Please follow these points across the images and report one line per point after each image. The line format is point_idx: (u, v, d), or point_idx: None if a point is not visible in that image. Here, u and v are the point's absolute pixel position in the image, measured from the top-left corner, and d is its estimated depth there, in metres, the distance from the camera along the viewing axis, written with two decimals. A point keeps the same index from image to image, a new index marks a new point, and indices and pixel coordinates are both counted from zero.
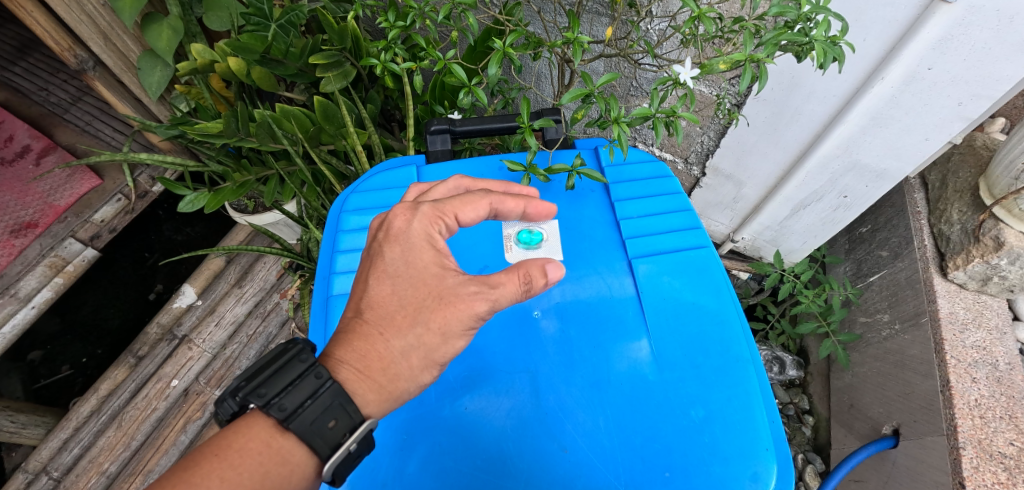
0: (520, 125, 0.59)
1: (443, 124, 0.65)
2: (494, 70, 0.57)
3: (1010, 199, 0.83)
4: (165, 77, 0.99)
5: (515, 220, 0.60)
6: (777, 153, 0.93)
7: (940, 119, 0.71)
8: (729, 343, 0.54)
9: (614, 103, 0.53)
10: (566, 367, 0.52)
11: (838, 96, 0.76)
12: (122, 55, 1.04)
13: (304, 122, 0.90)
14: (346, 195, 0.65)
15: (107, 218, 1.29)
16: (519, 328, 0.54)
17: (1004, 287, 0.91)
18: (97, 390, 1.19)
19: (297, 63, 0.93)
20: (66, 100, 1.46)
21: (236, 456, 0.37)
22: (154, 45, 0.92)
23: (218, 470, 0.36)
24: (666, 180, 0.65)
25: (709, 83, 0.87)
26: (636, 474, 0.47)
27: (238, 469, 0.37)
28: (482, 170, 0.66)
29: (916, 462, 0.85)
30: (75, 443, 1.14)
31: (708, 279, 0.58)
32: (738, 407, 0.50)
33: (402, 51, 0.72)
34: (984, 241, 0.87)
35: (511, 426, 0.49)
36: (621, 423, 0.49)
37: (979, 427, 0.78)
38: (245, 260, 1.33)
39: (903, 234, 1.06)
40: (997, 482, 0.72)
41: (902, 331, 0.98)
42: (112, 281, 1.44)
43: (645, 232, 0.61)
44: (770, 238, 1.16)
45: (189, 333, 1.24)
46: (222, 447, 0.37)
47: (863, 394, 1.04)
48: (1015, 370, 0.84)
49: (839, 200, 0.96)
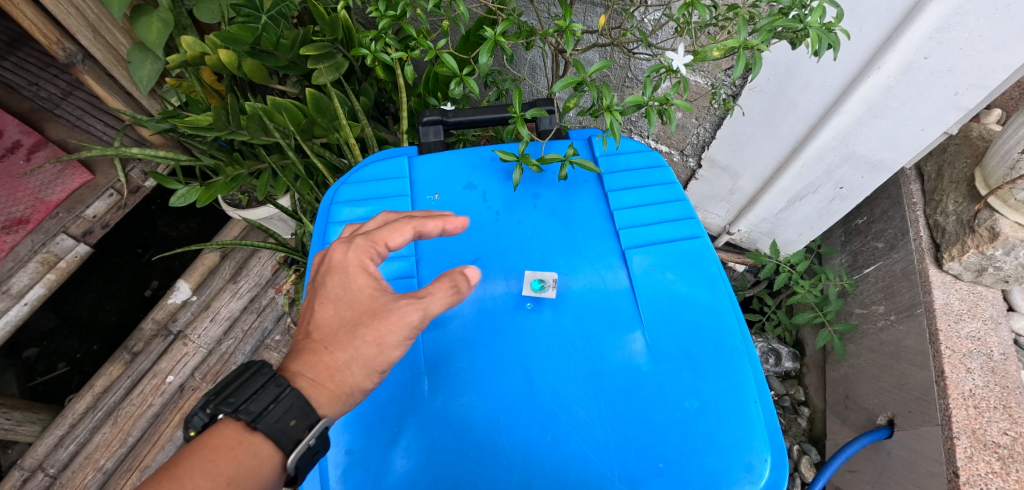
0: (512, 114, 0.58)
1: (435, 115, 0.66)
2: (484, 59, 0.56)
3: (1006, 189, 0.83)
4: (156, 70, 0.97)
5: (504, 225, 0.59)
6: (774, 144, 0.93)
7: (936, 109, 0.70)
8: (724, 333, 0.54)
9: (607, 91, 0.52)
10: (560, 358, 0.51)
11: (834, 86, 0.76)
12: (111, 48, 1.03)
13: (297, 114, 0.90)
14: (336, 186, 0.62)
15: (99, 214, 1.28)
16: (512, 319, 0.53)
17: (999, 278, 0.91)
18: (93, 387, 1.19)
19: (288, 54, 0.91)
20: (56, 95, 1.44)
21: (212, 452, 0.36)
22: (144, 37, 0.91)
23: (196, 464, 0.35)
24: (660, 170, 0.65)
25: (705, 74, 0.87)
26: (631, 465, 0.47)
27: (216, 461, 0.36)
28: (473, 161, 0.64)
29: (911, 452, 0.85)
30: (71, 440, 1.14)
31: (704, 269, 0.58)
32: (733, 397, 0.50)
33: (393, 42, 0.70)
34: (979, 232, 0.87)
35: (505, 418, 0.48)
36: (617, 415, 0.49)
37: (974, 417, 0.78)
38: (239, 255, 1.33)
39: (899, 226, 1.06)
40: (992, 471, 0.72)
41: (897, 322, 0.98)
42: (108, 278, 1.43)
43: (638, 222, 0.60)
44: (766, 230, 1.15)
45: (184, 329, 1.23)
46: (194, 447, 0.36)
47: (859, 385, 1.04)
48: (1009, 360, 0.85)
49: (835, 191, 0.95)
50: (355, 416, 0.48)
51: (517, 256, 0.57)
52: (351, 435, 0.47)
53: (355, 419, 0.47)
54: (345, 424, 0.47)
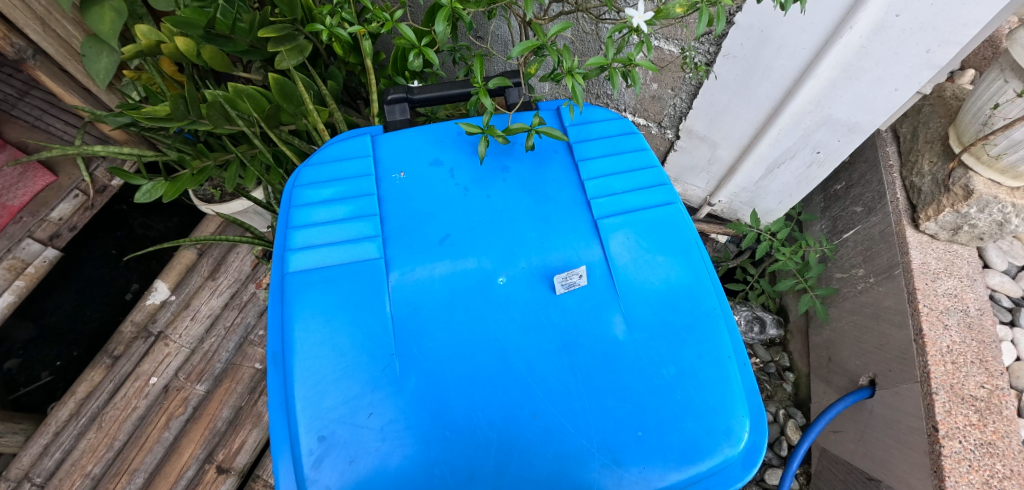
0: (474, 85, 0.58)
1: (400, 93, 0.64)
2: (441, 28, 0.55)
3: (979, 146, 0.84)
4: (113, 63, 0.93)
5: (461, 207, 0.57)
6: (750, 111, 0.92)
7: (909, 68, 0.70)
8: (700, 300, 0.53)
9: (567, 55, 0.53)
10: (535, 333, 0.50)
11: (807, 49, 0.75)
12: (63, 41, 0.98)
13: (260, 101, 0.86)
14: (299, 170, 0.60)
15: (65, 216, 1.24)
16: (484, 296, 0.52)
17: (974, 235, 0.93)
18: (75, 393, 1.16)
19: (247, 38, 0.87)
20: (12, 96, 1.30)
21: None
22: (96, 28, 0.83)
23: None
24: (631, 136, 0.64)
25: (676, 41, 0.86)
26: (609, 435, 0.46)
27: None
28: (438, 136, 0.63)
29: (892, 410, 0.87)
30: (56, 448, 1.10)
31: (678, 236, 0.57)
32: (710, 363, 0.50)
33: (348, 16, 0.70)
34: (954, 190, 0.88)
35: (481, 395, 0.47)
36: (594, 386, 0.48)
37: (952, 372, 0.80)
38: (217, 252, 1.31)
39: (876, 189, 1.07)
40: (969, 423, 0.76)
41: (877, 284, 0.99)
42: (83, 282, 1.39)
43: (611, 191, 0.59)
44: (746, 199, 1.15)
45: (165, 329, 1.20)
46: None
47: (841, 348, 1.05)
48: (984, 315, 0.87)
49: (812, 156, 0.95)
50: (327, 401, 0.46)
51: (489, 232, 0.55)
52: (324, 421, 0.46)
53: (328, 405, 0.46)
54: (318, 411, 0.46)
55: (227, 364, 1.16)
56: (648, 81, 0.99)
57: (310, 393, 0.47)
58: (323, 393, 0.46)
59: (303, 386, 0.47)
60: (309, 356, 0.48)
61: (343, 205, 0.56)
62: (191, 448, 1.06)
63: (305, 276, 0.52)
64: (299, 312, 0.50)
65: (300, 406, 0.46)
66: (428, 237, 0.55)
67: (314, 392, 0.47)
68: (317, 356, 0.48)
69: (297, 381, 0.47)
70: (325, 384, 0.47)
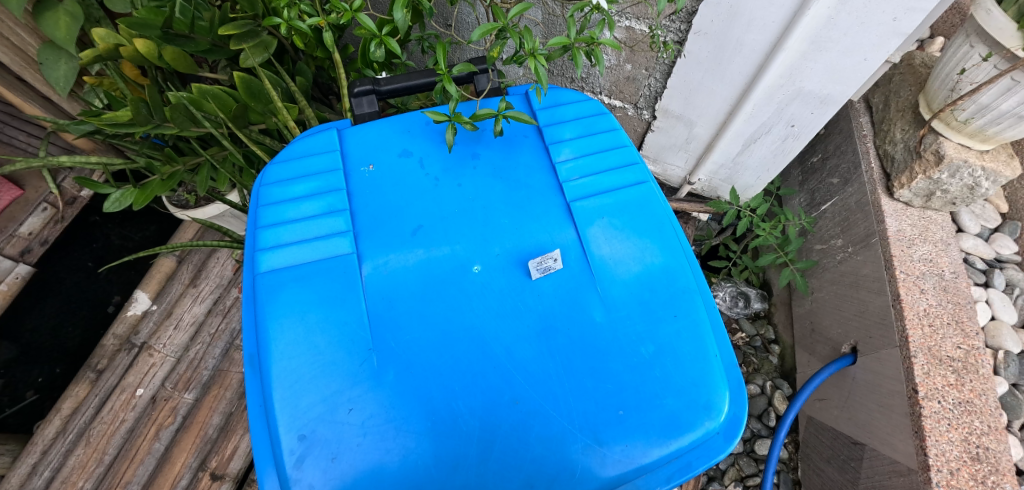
0: (439, 73, 0.58)
1: (366, 85, 0.62)
2: (399, 15, 0.55)
3: (948, 112, 0.85)
4: (73, 70, 0.89)
5: (433, 198, 0.56)
6: (724, 88, 0.92)
7: (876, 38, 0.70)
8: (675, 278, 0.54)
9: (528, 36, 0.54)
10: (512, 320, 0.50)
11: (777, 22, 0.75)
12: (19, 49, 0.94)
13: (226, 101, 0.82)
14: (266, 168, 0.59)
15: (35, 230, 1.22)
16: (459, 285, 0.51)
17: (947, 201, 0.95)
18: (60, 410, 1.13)
19: (209, 37, 0.84)
20: None
21: None
22: (52, 36, 0.79)
23: None
24: (601, 117, 0.64)
25: (644, 19, 0.86)
26: (591, 416, 0.46)
27: None
28: (406, 126, 0.62)
29: (873, 375, 0.89)
30: (44, 467, 1.07)
31: (652, 215, 0.57)
32: (688, 338, 0.51)
33: (308, 8, 0.68)
34: (926, 156, 0.90)
35: (460, 385, 0.47)
36: (572, 369, 0.48)
37: (929, 335, 0.82)
38: (196, 259, 1.29)
39: (851, 159, 1.08)
40: (947, 384, 0.78)
41: (855, 253, 1.00)
42: (59, 297, 1.35)
43: (584, 173, 0.59)
44: (725, 176, 1.16)
45: (148, 340, 1.18)
46: None
47: (824, 317, 1.07)
48: (958, 278, 0.90)
49: (787, 129, 0.95)
50: (306, 400, 0.46)
51: (461, 221, 0.55)
52: (304, 420, 0.45)
53: (307, 404, 0.46)
54: (296, 410, 0.46)
55: (214, 371, 1.15)
56: (621, 62, 0.98)
57: (289, 392, 0.46)
58: (301, 393, 0.46)
59: (281, 386, 0.46)
60: (285, 357, 0.47)
61: (314, 201, 0.55)
62: (183, 457, 1.04)
63: (276, 276, 0.51)
64: (273, 313, 0.49)
65: (279, 407, 0.46)
66: (401, 229, 0.54)
67: (291, 392, 0.46)
68: (293, 356, 0.48)
69: (275, 382, 0.47)
70: (303, 382, 0.46)
